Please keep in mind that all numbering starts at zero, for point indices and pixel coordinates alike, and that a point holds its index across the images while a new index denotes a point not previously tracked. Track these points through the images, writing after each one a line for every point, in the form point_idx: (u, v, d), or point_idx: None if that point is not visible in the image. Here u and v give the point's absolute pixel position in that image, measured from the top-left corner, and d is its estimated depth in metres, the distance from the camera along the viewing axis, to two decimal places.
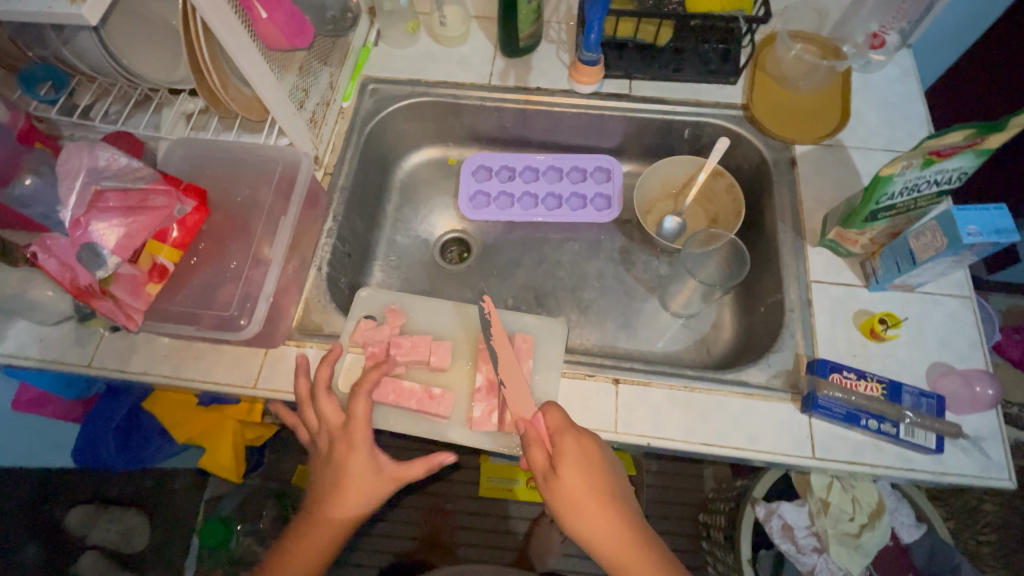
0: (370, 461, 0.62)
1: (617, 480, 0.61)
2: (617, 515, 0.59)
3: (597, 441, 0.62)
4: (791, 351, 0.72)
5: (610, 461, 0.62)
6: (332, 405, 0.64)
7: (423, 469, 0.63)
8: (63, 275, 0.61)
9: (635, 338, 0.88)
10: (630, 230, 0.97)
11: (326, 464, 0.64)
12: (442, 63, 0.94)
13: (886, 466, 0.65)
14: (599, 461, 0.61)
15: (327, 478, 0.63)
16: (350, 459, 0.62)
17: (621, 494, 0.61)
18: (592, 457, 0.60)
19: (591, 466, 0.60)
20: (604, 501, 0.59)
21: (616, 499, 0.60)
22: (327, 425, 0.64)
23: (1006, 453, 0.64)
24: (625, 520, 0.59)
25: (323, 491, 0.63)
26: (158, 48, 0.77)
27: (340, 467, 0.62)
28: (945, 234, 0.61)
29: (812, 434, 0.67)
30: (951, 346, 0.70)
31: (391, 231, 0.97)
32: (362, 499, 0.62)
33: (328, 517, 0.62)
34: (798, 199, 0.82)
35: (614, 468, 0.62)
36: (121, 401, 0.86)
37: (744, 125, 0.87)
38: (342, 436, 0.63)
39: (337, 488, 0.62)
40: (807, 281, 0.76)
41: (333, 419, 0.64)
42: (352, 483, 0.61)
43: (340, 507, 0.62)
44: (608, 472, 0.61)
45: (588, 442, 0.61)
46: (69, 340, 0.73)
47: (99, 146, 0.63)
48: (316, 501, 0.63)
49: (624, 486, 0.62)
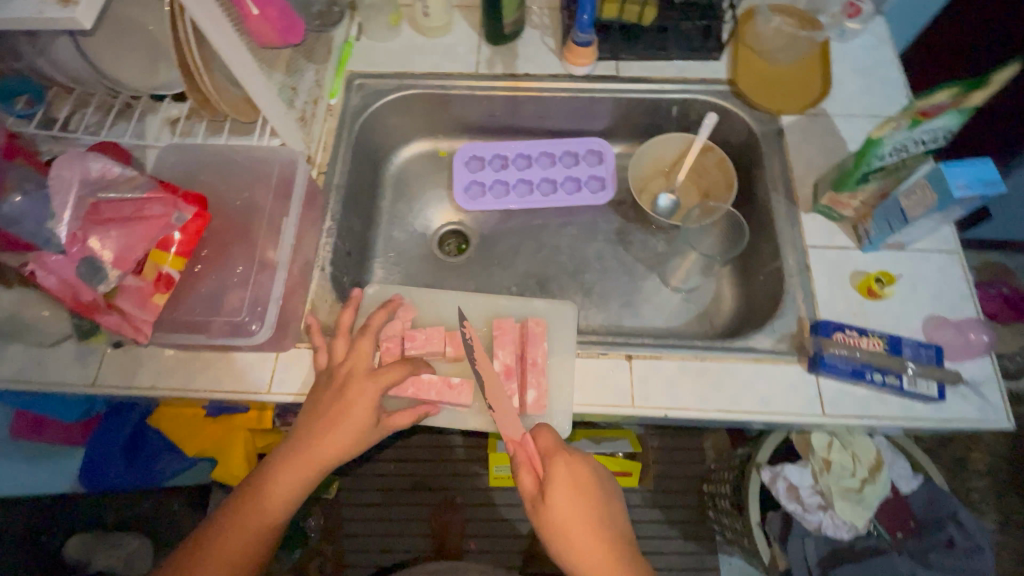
0: (371, 414, 0.61)
1: (610, 502, 0.61)
2: (610, 540, 0.58)
3: (588, 462, 0.62)
4: (793, 315, 0.74)
5: (602, 483, 0.62)
6: (370, 346, 0.65)
7: (410, 418, 0.64)
8: (64, 291, 0.59)
9: (639, 315, 0.89)
10: (625, 210, 0.98)
11: (318, 408, 0.62)
12: (427, 54, 0.93)
13: (892, 417, 0.68)
14: (591, 484, 0.61)
15: (318, 418, 0.61)
16: (354, 409, 0.60)
17: (615, 516, 0.61)
18: (582, 480, 0.60)
19: (581, 489, 0.60)
20: (597, 527, 0.58)
21: (609, 523, 0.60)
22: (353, 362, 0.64)
23: (1003, 395, 0.68)
24: (618, 547, 0.58)
25: (304, 439, 0.60)
26: (136, 52, 0.74)
27: (336, 416, 0.60)
28: (935, 190, 0.64)
29: (820, 393, 0.69)
30: (945, 299, 0.73)
31: (388, 227, 0.96)
32: (347, 446, 0.60)
33: (304, 460, 0.59)
34: (788, 168, 0.84)
35: (606, 491, 0.62)
36: (122, 420, 0.86)
37: (731, 100, 0.89)
38: (354, 380, 0.62)
39: (317, 441, 0.60)
40: (804, 247, 0.78)
41: (361, 360, 0.64)
42: (343, 428, 0.60)
43: (321, 451, 0.59)
44: (599, 495, 0.61)
45: (579, 464, 0.61)
46: (70, 360, 0.71)
47: (90, 156, 0.61)
48: (286, 453, 0.60)
49: (617, 508, 0.62)
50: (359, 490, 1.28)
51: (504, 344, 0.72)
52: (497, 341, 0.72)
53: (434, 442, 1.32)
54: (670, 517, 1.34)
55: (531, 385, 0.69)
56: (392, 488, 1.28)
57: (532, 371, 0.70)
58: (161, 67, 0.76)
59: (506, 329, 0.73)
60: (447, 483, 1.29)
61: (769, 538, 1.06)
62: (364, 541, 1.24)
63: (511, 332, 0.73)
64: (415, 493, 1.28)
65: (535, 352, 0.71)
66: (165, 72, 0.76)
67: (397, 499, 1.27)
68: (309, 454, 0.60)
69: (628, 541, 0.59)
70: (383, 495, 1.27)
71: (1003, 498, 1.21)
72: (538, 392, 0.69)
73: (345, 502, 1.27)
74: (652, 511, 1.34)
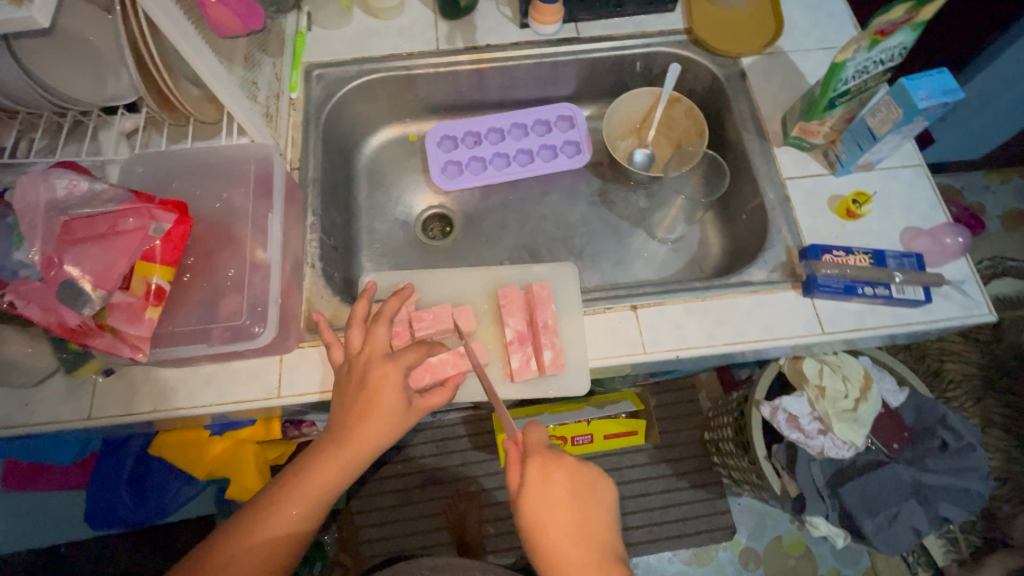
0: (401, 398, 0.61)
1: (586, 510, 0.60)
2: (577, 548, 0.58)
3: (567, 468, 0.61)
4: (781, 246, 0.77)
5: (579, 489, 0.61)
6: (386, 333, 0.65)
7: (445, 395, 0.64)
8: (47, 319, 0.55)
9: (632, 271, 0.91)
10: (603, 170, 0.99)
11: (346, 400, 0.61)
12: (385, 37, 0.91)
13: (886, 326, 0.72)
14: (565, 491, 0.60)
15: (347, 410, 0.60)
16: (382, 395, 0.60)
17: (588, 524, 0.60)
18: (555, 487, 0.60)
19: (550, 497, 0.59)
20: (564, 535, 0.58)
21: (581, 530, 0.59)
22: (369, 350, 0.63)
23: (982, 290, 0.73)
24: (585, 556, 0.58)
25: (340, 432, 0.60)
26: (80, 68, 0.69)
27: (364, 407, 0.60)
28: (900, 105, 0.67)
29: (817, 313, 0.73)
30: (916, 210, 0.78)
31: (368, 219, 0.94)
32: (381, 436, 0.60)
33: (342, 454, 0.59)
34: (756, 107, 0.87)
35: (584, 497, 0.61)
36: (120, 455, 0.84)
37: (691, 48, 0.91)
38: (373, 365, 0.62)
39: (350, 435, 0.59)
40: (781, 179, 0.81)
41: (378, 346, 0.64)
42: (375, 415, 0.60)
43: (357, 442, 0.59)
44: (571, 502, 0.60)
45: (554, 470, 0.60)
46: (59, 396, 0.67)
47: (54, 173, 0.58)
48: (318, 452, 0.60)
49: (594, 515, 0.60)
50: (372, 494, 1.26)
51: (513, 311, 0.73)
52: (505, 310, 0.73)
53: (439, 434, 1.30)
54: (677, 471, 1.31)
55: (547, 346, 0.70)
56: (404, 487, 1.26)
57: (545, 333, 0.70)
58: (109, 79, 0.71)
59: (512, 297, 0.74)
60: (458, 473, 1.28)
61: (778, 469, 1.05)
62: (386, 544, 1.23)
63: (517, 299, 0.74)
64: (426, 488, 1.26)
65: (545, 315, 0.71)
66: (114, 82, 0.72)
67: (410, 497, 1.26)
68: (343, 449, 0.59)
69: (597, 551, 0.58)
70: (396, 496, 1.25)
71: (979, 399, 1.30)
72: (555, 352, 0.70)
73: (358, 509, 1.25)
74: (659, 467, 1.31)
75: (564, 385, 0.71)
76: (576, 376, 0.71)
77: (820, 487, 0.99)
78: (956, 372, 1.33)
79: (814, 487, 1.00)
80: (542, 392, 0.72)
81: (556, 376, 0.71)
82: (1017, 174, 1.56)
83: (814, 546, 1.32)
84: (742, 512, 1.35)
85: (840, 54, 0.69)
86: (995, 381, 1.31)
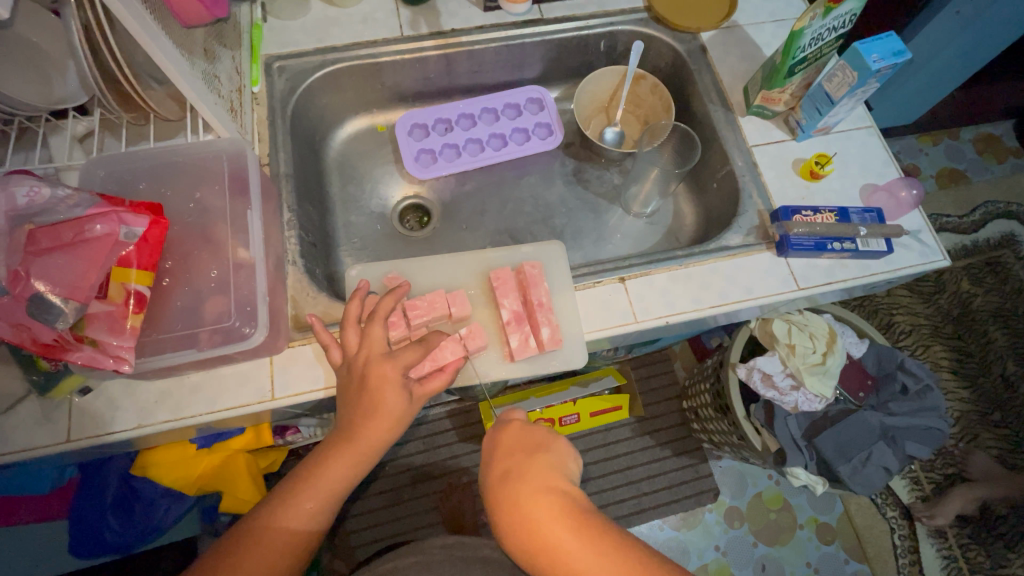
0: (402, 394, 0.60)
1: (525, 454, 0.55)
2: (511, 487, 0.52)
3: (514, 425, 0.59)
4: (754, 210, 0.80)
5: (523, 440, 0.57)
6: (382, 331, 0.63)
7: (444, 379, 0.63)
8: (19, 336, 0.53)
9: (613, 246, 0.93)
10: (575, 151, 1.00)
11: (350, 401, 0.60)
12: (345, 25, 0.89)
13: (854, 277, 0.77)
14: (510, 442, 0.57)
15: (354, 408, 0.59)
16: (385, 395, 0.59)
17: (528, 466, 0.53)
18: (501, 441, 0.58)
19: (496, 450, 0.57)
20: (499, 479, 0.54)
21: (517, 472, 0.53)
22: (367, 351, 0.61)
23: (936, 238, 0.79)
24: (518, 494, 0.51)
25: (346, 431, 0.59)
26: (21, 68, 0.66)
27: (368, 407, 0.58)
28: (855, 68, 0.71)
29: (791, 270, 0.77)
30: (872, 168, 0.84)
31: (343, 214, 0.92)
32: (390, 431, 0.60)
33: (352, 449, 0.59)
34: (718, 80, 0.90)
35: (525, 447, 0.56)
36: (102, 476, 0.80)
37: (652, 26, 0.93)
38: (372, 365, 0.60)
39: (358, 434, 0.58)
40: (748, 147, 0.85)
41: (375, 347, 0.62)
42: (382, 411, 0.59)
43: (367, 440, 0.58)
44: (513, 451, 0.56)
45: (502, 429, 0.59)
46: (32, 421, 0.63)
47: (12, 180, 0.54)
48: (328, 447, 0.60)
49: (537, 459, 0.54)
50: (361, 498, 1.23)
51: (506, 292, 0.74)
52: (498, 292, 0.74)
53: (427, 429, 1.30)
54: (660, 442, 1.35)
55: (544, 323, 0.71)
56: (394, 487, 1.25)
57: (541, 311, 0.72)
58: (53, 78, 0.68)
59: (505, 278, 0.75)
60: (448, 465, 1.27)
61: (758, 428, 1.07)
62: (377, 544, 1.21)
63: (510, 280, 0.75)
64: (417, 485, 1.26)
65: (539, 293, 0.73)
66: (60, 83, 0.68)
67: (401, 496, 1.24)
68: (352, 445, 0.58)
69: (528, 487, 0.51)
70: (387, 496, 1.24)
71: (929, 346, 1.40)
72: (552, 329, 0.71)
73: (349, 513, 1.22)
74: (641, 440, 1.34)
75: (563, 359, 0.73)
76: (573, 349, 0.73)
77: (797, 439, 1.03)
78: (906, 324, 1.43)
79: (792, 438, 1.03)
80: (543, 367, 0.73)
81: (555, 352, 0.73)
82: (946, 136, 1.68)
83: (793, 500, 1.35)
84: (725, 475, 1.36)
85: (799, 21, 0.72)
86: (940, 328, 1.42)
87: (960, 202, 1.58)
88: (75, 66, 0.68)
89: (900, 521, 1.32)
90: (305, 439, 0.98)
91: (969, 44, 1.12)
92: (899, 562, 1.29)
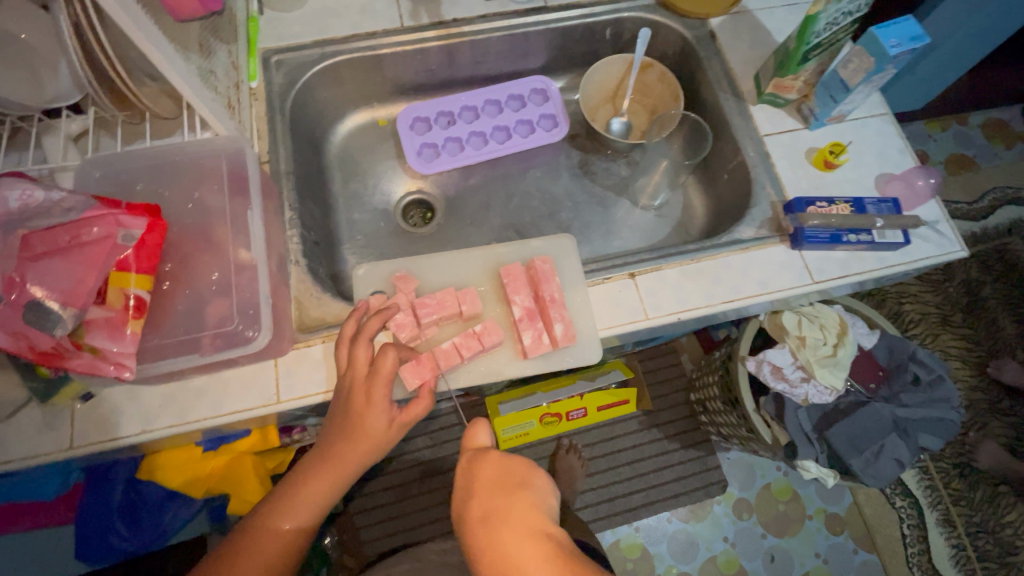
0: (385, 417, 0.59)
1: (504, 492, 0.51)
2: (491, 530, 0.48)
3: (489, 459, 0.55)
4: (766, 202, 0.78)
5: (502, 476, 0.54)
6: (367, 352, 0.60)
7: (424, 406, 0.61)
8: (17, 345, 0.51)
9: (620, 240, 0.91)
10: (581, 142, 0.98)
11: (334, 422, 0.61)
12: (345, 16, 0.86)
13: (870, 270, 0.75)
14: (486, 479, 0.54)
15: (333, 430, 0.60)
16: (365, 417, 0.58)
17: (505, 506, 0.50)
18: (478, 478, 0.54)
19: (471, 488, 0.54)
20: (479, 521, 0.50)
21: (498, 514, 0.50)
22: (352, 373, 0.60)
23: (954, 229, 0.77)
24: (498, 536, 0.48)
25: (327, 452, 0.60)
26: (11, 67, 0.64)
27: (350, 429, 0.59)
28: (872, 54, 0.69)
29: (806, 264, 0.75)
30: (887, 156, 0.82)
31: (346, 210, 0.90)
32: (368, 453, 0.59)
33: (331, 470, 0.59)
34: (728, 67, 0.88)
35: (504, 483, 0.52)
36: (109, 484, 0.80)
37: (659, 12, 0.90)
38: (356, 387, 0.59)
39: (338, 456, 0.59)
40: (759, 137, 0.82)
41: (360, 368, 0.60)
42: (357, 437, 0.58)
43: (346, 461, 0.59)
44: (490, 488, 0.53)
45: (478, 463, 0.56)
46: (34, 427, 0.62)
47: (4, 184, 0.54)
48: (310, 466, 0.60)
49: (514, 496, 0.51)
50: (366, 494, 1.22)
51: (517, 288, 0.73)
52: (510, 288, 0.72)
53: (433, 426, 1.28)
54: (666, 435, 1.33)
55: (557, 319, 0.70)
56: (401, 482, 1.24)
57: (554, 306, 0.70)
58: (45, 75, 0.66)
59: (516, 274, 0.73)
60: (455, 460, 1.26)
61: (767, 421, 1.03)
62: (387, 541, 1.20)
63: (521, 276, 0.73)
64: (425, 480, 1.24)
65: (551, 288, 0.71)
66: (51, 81, 0.67)
67: (409, 491, 1.23)
68: (333, 467, 0.59)
69: (514, 532, 0.47)
70: (394, 492, 1.23)
71: (937, 335, 1.38)
72: (566, 325, 0.70)
73: (357, 510, 1.21)
74: (649, 432, 1.32)
75: (578, 355, 0.72)
76: (587, 345, 0.72)
77: (808, 432, 0.99)
78: (916, 313, 1.40)
79: (803, 432, 0.99)
80: (558, 364, 0.72)
81: (569, 348, 0.72)
82: (955, 121, 1.64)
83: (802, 490, 1.33)
84: (733, 467, 1.35)
85: (813, 6, 0.70)
86: (950, 316, 1.40)
87: (970, 188, 1.55)
88: (65, 63, 0.66)
89: (910, 511, 1.31)
90: (312, 437, 0.96)
91: (982, 28, 1.09)
92: (908, 551, 1.28)
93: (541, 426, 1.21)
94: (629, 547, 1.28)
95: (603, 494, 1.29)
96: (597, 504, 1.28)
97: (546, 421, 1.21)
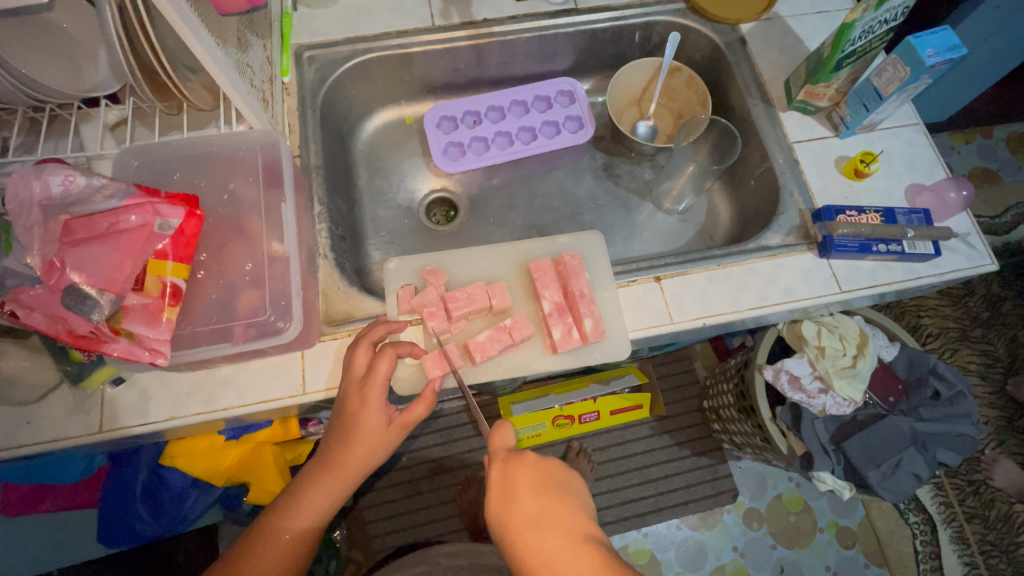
0: (381, 419, 0.59)
1: (549, 497, 0.52)
2: (543, 536, 0.50)
3: (525, 462, 0.55)
4: (795, 209, 0.78)
5: (542, 479, 0.54)
6: (365, 356, 0.61)
7: (427, 406, 0.61)
8: (55, 328, 0.53)
9: (642, 243, 0.91)
10: (605, 145, 0.98)
11: (334, 426, 0.61)
12: (376, 14, 0.87)
13: (899, 280, 0.74)
14: (525, 484, 0.53)
15: (336, 436, 0.60)
16: (359, 420, 0.59)
17: (554, 510, 0.52)
18: (515, 481, 0.54)
19: (511, 493, 0.53)
20: (528, 527, 0.51)
21: (547, 519, 0.51)
22: (348, 377, 0.61)
23: (984, 241, 0.76)
24: (552, 545, 0.49)
25: (329, 458, 0.60)
26: (50, 54, 0.65)
27: (348, 433, 0.59)
28: (907, 63, 0.69)
29: (834, 272, 0.74)
30: (918, 167, 0.81)
31: (371, 206, 0.91)
32: (367, 456, 0.60)
33: (333, 477, 0.60)
34: (757, 73, 0.87)
35: (546, 488, 0.53)
36: (133, 465, 0.81)
37: (690, 16, 0.90)
38: (352, 391, 0.60)
39: (338, 462, 0.59)
40: (789, 143, 0.82)
41: (357, 372, 0.60)
42: (357, 441, 0.59)
43: (346, 467, 0.59)
44: (533, 492, 0.53)
45: (513, 466, 0.55)
46: (66, 410, 0.63)
47: (47, 169, 0.54)
48: (311, 473, 0.61)
49: (559, 500, 0.52)
50: (377, 489, 1.22)
51: (547, 283, 0.73)
52: (539, 283, 0.73)
53: (445, 424, 1.28)
54: (679, 441, 1.32)
55: (587, 314, 0.70)
56: (411, 479, 1.24)
57: (583, 301, 0.71)
58: (84, 65, 0.67)
59: (544, 269, 0.74)
60: (466, 459, 1.26)
61: (783, 430, 1.01)
62: (396, 537, 1.20)
63: (550, 271, 0.74)
64: (435, 478, 1.24)
65: (579, 284, 0.72)
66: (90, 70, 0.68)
67: (419, 488, 1.24)
68: (334, 473, 0.59)
69: (567, 542, 0.49)
70: (405, 488, 1.23)
71: (956, 350, 1.37)
72: (595, 320, 0.70)
73: (368, 504, 1.22)
74: (660, 438, 1.32)
75: (607, 351, 0.71)
76: (616, 342, 0.71)
77: (825, 444, 0.97)
78: (935, 327, 1.38)
79: (819, 442, 0.97)
80: (587, 359, 0.72)
81: (599, 343, 0.72)
82: (979, 134, 1.61)
83: (814, 502, 1.32)
84: (745, 475, 1.33)
85: (849, 14, 0.70)
86: (969, 331, 1.38)
87: (992, 202, 1.53)
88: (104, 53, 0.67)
89: (923, 527, 1.29)
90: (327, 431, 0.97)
91: (1012, 41, 1.08)
92: (920, 568, 1.26)
93: (554, 428, 1.21)
94: (636, 553, 1.27)
95: (613, 499, 1.28)
96: (607, 508, 1.27)
97: (558, 422, 1.20)
